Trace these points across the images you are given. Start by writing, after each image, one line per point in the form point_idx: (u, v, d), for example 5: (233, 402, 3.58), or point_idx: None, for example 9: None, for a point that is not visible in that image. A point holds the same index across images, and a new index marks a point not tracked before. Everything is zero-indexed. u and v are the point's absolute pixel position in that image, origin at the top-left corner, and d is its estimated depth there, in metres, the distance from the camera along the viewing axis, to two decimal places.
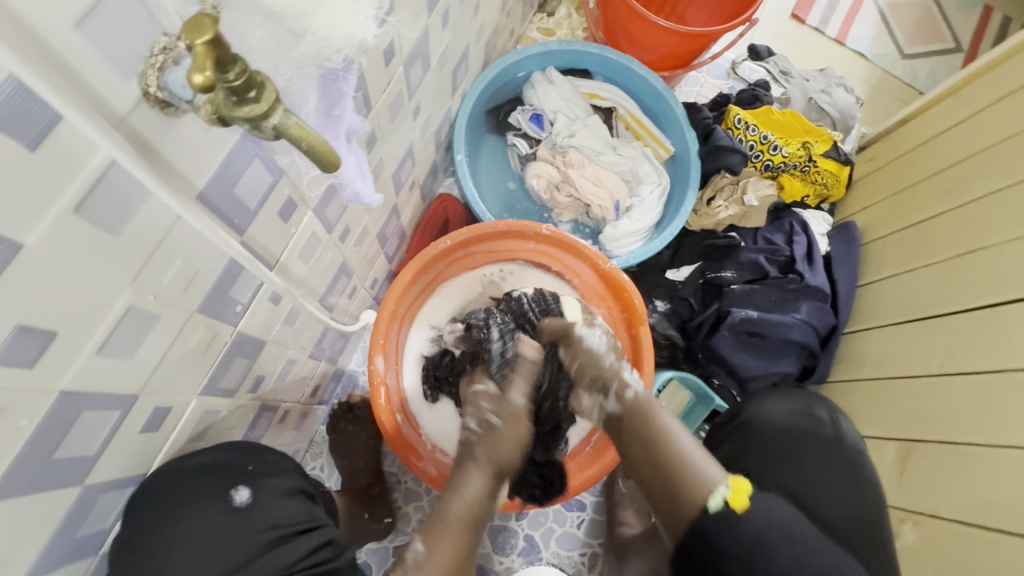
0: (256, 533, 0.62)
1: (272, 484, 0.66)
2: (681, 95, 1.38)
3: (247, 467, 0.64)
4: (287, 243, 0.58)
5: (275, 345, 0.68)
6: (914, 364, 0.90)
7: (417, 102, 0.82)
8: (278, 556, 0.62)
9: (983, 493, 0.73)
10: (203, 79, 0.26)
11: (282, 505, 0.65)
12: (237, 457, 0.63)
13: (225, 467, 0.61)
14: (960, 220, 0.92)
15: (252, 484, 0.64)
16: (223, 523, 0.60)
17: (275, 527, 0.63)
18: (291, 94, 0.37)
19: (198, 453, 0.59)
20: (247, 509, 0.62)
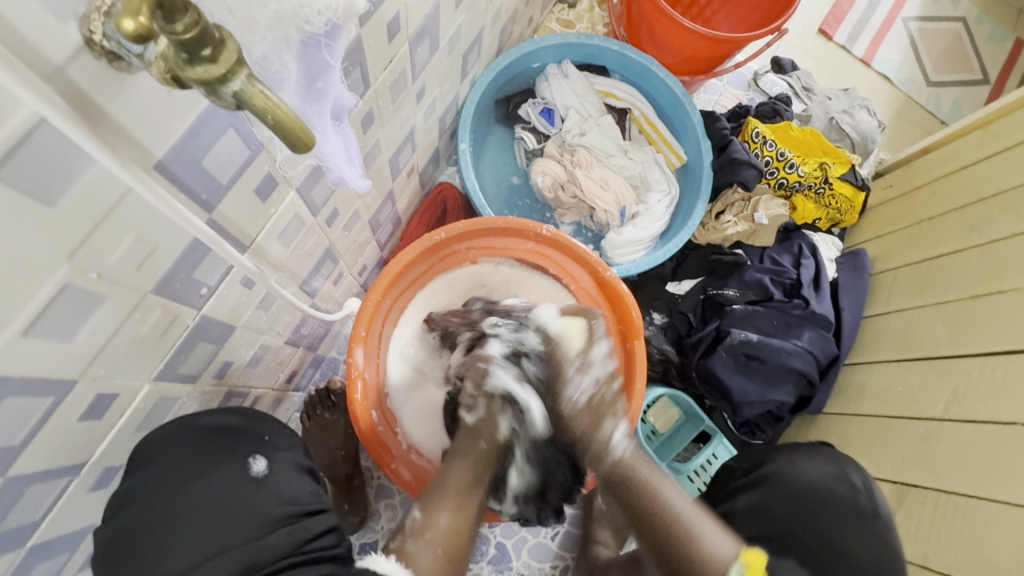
0: (270, 508, 0.58)
1: (285, 457, 0.62)
2: (699, 102, 1.33)
3: (263, 437, 0.62)
4: (264, 224, 0.53)
5: (247, 331, 0.63)
6: (917, 405, 0.87)
7: (422, 84, 0.77)
8: (284, 537, 0.57)
9: (980, 548, 0.70)
10: (134, 25, 0.23)
11: (295, 481, 0.61)
12: (253, 426, 0.62)
13: (235, 434, 0.60)
14: (980, 259, 0.89)
15: (269, 456, 0.61)
16: (239, 492, 0.57)
17: (287, 504, 0.59)
18: (264, 59, 0.33)
19: (215, 413, 0.60)
20: (265, 480, 0.59)
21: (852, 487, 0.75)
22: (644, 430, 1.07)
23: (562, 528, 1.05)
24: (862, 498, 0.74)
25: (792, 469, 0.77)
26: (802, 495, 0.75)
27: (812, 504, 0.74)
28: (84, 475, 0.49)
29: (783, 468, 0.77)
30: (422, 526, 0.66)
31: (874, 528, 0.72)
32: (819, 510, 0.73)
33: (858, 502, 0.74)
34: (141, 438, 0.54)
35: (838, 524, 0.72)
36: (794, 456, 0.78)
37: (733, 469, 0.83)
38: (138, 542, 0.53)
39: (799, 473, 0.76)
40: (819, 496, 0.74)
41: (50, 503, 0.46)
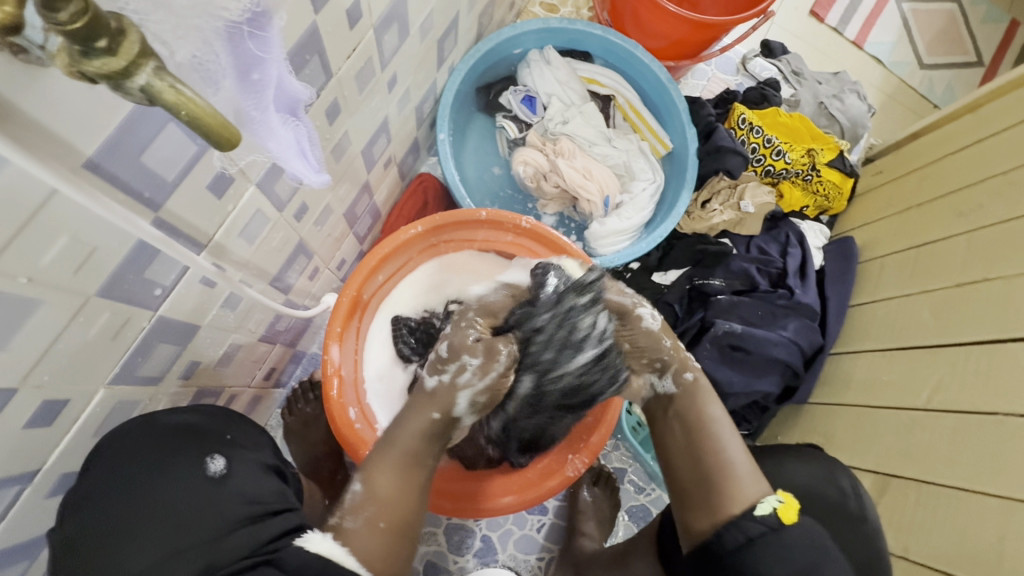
0: (231, 508, 0.56)
1: (250, 455, 0.61)
2: (687, 88, 1.31)
3: (224, 436, 0.60)
4: (222, 221, 0.51)
5: (213, 330, 0.62)
6: (901, 395, 0.86)
7: (393, 72, 0.75)
8: (247, 536, 0.55)
9: (961, 539, 0.70)
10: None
11: (258, 479, 0.59)
12: (215, 425, 0.60)
13: (200, 432, 0.58)
14: (967, 247, 0.87)
15: (228, 454, 0.59)
16: (195, 493, 0.55)
17: (250, 502, 0.57)
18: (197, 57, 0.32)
19: (179, 412, 0.59)
20: (225, 480, 0.57)
21: (840, 490, 0.68)
22: (629, 422, 1.07)
23: (548, 520, 1.05)
24: (849, 500, 0.68)
25: (778, 472, 0.70)
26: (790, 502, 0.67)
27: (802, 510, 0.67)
28: (39, 482, 0.49)
29: (771, 473, 0.69)
30: (361, 499, 0.57)
31: (859, 533, 0.66)
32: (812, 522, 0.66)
33: (848, 506, 0.67)
34: (104, 435, 0.53)
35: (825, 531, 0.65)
36: (782, 461, 0.71)
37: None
38: (93, 544, 0.51)
39: (782, 478, 0.69)
40: (808, 502, 0.67)
41: (3, 510, 0.46)
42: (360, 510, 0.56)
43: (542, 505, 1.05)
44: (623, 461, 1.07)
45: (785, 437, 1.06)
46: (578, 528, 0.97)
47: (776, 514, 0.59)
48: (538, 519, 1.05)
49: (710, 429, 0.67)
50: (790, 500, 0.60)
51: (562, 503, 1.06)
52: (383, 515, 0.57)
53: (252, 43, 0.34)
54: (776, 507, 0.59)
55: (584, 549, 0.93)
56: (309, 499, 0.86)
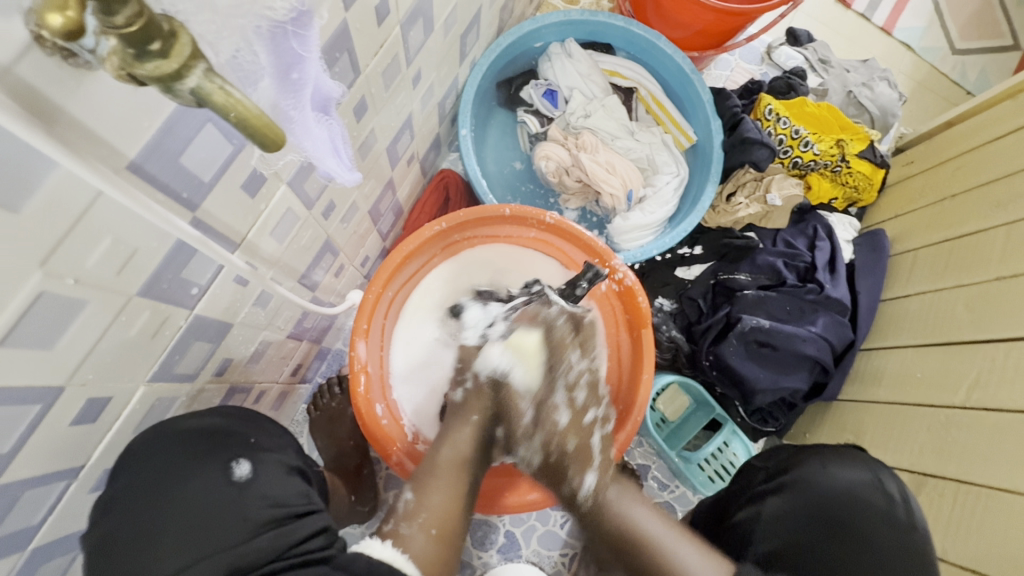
0: (256, 510, 0.56)
1: (273, 458, 0.62)
2: (710, 78, 1.28)
3: (249, 440, 0.62)
4: (255, 221, 0.52)
5: (245, 328, 0.63)
6: (936, 391, 0.84)
7: (417, 68, 0.74)
8: (273, 539, 0.55)
9: (1005, 541, 0.67)
10: (61, 20, 0.22)
11: (282, 482, 0.61)
12: (240, 428, 0.61)
13: (225, 436, 0.59)
14: (1007, 239, 0.84)
15: (253, 458, 0.60)
16: (221, 496, 0.56)
17: (274, 505, 0.58)
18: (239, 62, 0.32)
19: (203, 416, 0.59)
20: (248, 484, 0.58)
21: (888, 496, 0.67)
22: (654, 418, 1.06)
23: (571, 516, 1.05)
24: (897, 509, 0.66)
25: (823, 474, 0.68)
26: (836, 504, 0.66)
27: (849, 513, 0.66)
28: (84, 478, 0.50)
29: (813, 474, 0.69)
30: (415, 507, 0.68)
31: (906, 539, 0.64)
32: (856, 523, 0.65)
33: (895, 514, 0.66)
34: (134, 437, 0.53)
35: (865, 529, 0.65)
36: (827, 461, 0.69)
37: (757, 470, 0.74)
38: (128, 549, 0.51)
39: (828, 480, 0.68)
40: (853, 505, 0.66)
41: (49, 506, 0.47)
42: (415, 517, 0.67)
43: (565, 501, 1.05)
44: (648, 458, 1.07)
45: (814, 436, 1.03)
46: None
47: None
48: (561, 514, 1.05)
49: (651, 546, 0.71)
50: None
51: None
52: (435, 522, 0.67)
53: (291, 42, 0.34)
54: None
55: None
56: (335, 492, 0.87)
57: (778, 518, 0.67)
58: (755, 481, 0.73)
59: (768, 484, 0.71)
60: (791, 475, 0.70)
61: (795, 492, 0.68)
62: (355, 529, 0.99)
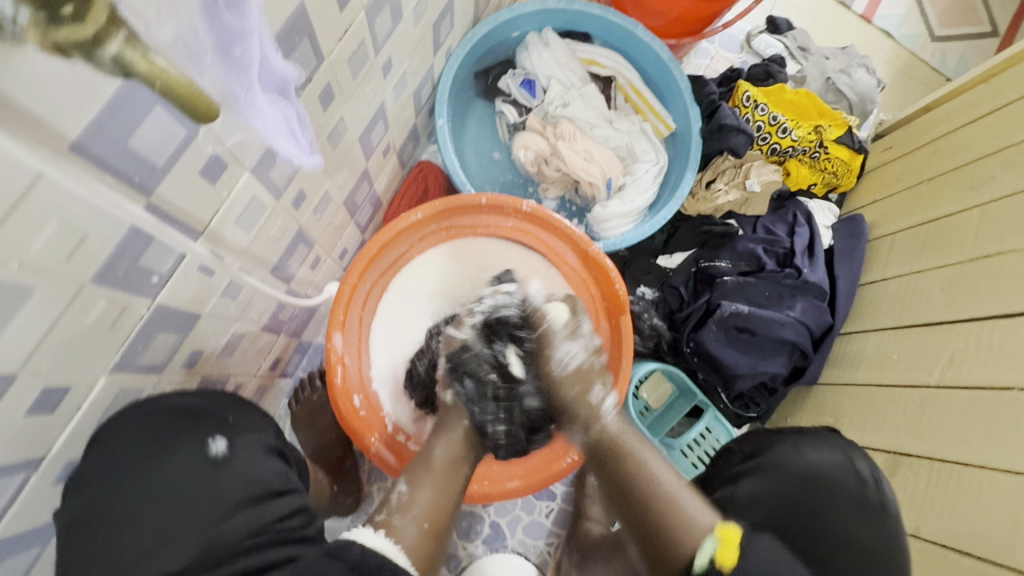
0: (231, 490, 0.56)
1: (251, 437, 0.61)
2: (690, 67, 1.28)
3: (226, 420, 0.61)
4: (218, 208, 0.51)
5: (214, 319, 0.62)
6: (911, 373, 0.85)
7: (387, 56, 0.74)
8: (247, 519, 0.55)
9: (977, 517, 0.68)
10: None
11: (260, 461, 0.60)
12: (216, 408, 0.61)
13: (201, 415, 0.59)
14: (981, 220, 0.85)
15: (230, 437, 0.59)
16: (195, 474, 0.56)
17: (250, 484, 0.57)
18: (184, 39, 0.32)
19: (183, 395, 0.59)
20: (226, 462, 0.58)
21: (858, 476, 0.67)
22: (637, 407, 1.06)
23: (556, 506, 1.05)
24: (868, 488, 0.66)
25: (795, 455, 0.69)
26: (805, 484, 0.67)
27: (815, 491, 0.66)
28: (45, 469, 0.49)
29: (786, 454, 0.70)
30: (408, 501, 0.64)
31: (880, 523, 0.64)
32: (820, 500, 0.66)
33: (866, 494, 0.66)
34: (100, 423, 0.53)
35: (832, 509, 0.65)
36: (799, 441, 0.71)
37: (732, 453, 0.76)
38: (97, 530, 0.52)
39: (800, 461, 0.69)
40: (822, 486, 0.66)
41: (9, 498, 0.47)
42: (408, 510, 0.63)
43: (550, 491, 1.06)
44: None
45: (795, 421, 1.04)
46: (585, 512, 0.97)
47: (715, 560, 0.56)
48: (546, 505, 1.05)
49: (660, 493, 0.64)
50: (731, 536, 0.57)
51: (569, 487, 1.06)
52: (427, 515, 0.63)
53: (227, 16, 0.33)
54: (715, 552, 0.56)
55: (589, 533, 0.93)
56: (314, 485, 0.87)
57: (751, 499, 0.68)
58: (730, 464, 0.75)
59: (744, 465, 0.72)
60: (765, 456, 0.70)
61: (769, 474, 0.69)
62: (338, 523, 0.98)
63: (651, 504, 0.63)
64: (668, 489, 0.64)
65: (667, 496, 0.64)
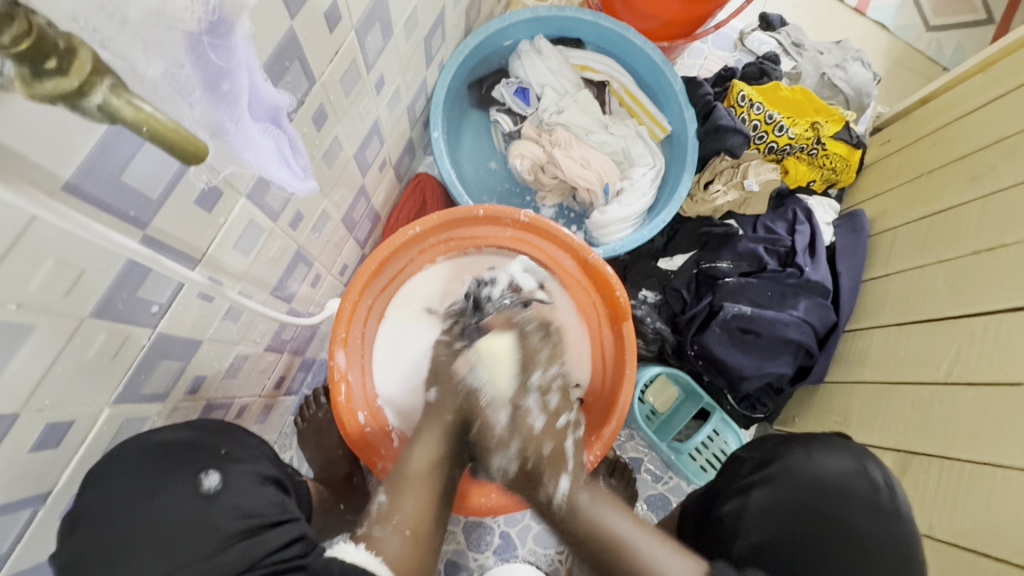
0: (227, 522, 0.56)
1: (243, 469, 0.61)
2: (684, 68, 1.28)
3: (220, 451, 0.60)
4: (214, 235, 0.52)
5: (216, 343, 0.62)
6: (918, 369, 0.84)
7: (380, 73, 0.74)
8: (243, 550, 0.55)
9: (988, 514, 0.67)
10: None
11: (255, 492, 0.60)
12: (209, 439, 0.60)
13: (196, 448, 0.59)
14: (982, 213, 0.84)
15: (223, 469, 0.59)
16: (189, 507, 0.56)
17: (245, 516, 0.58)
18: (173, 79, 0.32)
19: (176, 429, 0.58)
20: (218, 496, 0.58)
21: (870, 483, 0.66)
22: (643, 411, 1.07)
23: None
24: (880, 493, 0.66)
25: (807, 462, 0.68)
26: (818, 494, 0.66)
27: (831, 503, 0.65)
28: (52, 502, 0.49)
29: (798, 462, 0.69)
30: (388, 510, 0.67)
31: (891, 528, 0.64)
32: (838, 513, 0.65)
33: (878, 501, 0.65)
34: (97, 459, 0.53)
35: (852, 519, 0.64)
36: (810, 448, 0.70)
37: (742, 461, 0.75)
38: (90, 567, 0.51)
39: (810, 469, 0.68)
40: (834, 494, 0.66)
41: (17, 533, 0.47)
42: (388, 519, 0.66)
43: None
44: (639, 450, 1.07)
45: (802, 420, 1.03)
46: None
47: None
48: None
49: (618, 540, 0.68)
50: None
51: None
52: (410, 523, 0.66)
53: (213, 53, 0.33)
54: None
55: None
56: (321, 502, 0.86)
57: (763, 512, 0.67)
58: (739, 474, 0.73)
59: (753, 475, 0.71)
60: (776, 464, 0.70)
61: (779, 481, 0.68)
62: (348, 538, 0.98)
63: (620, 561, 0.66)
64: (631, 540, 0.67)
65: (627, 544, 0.67)
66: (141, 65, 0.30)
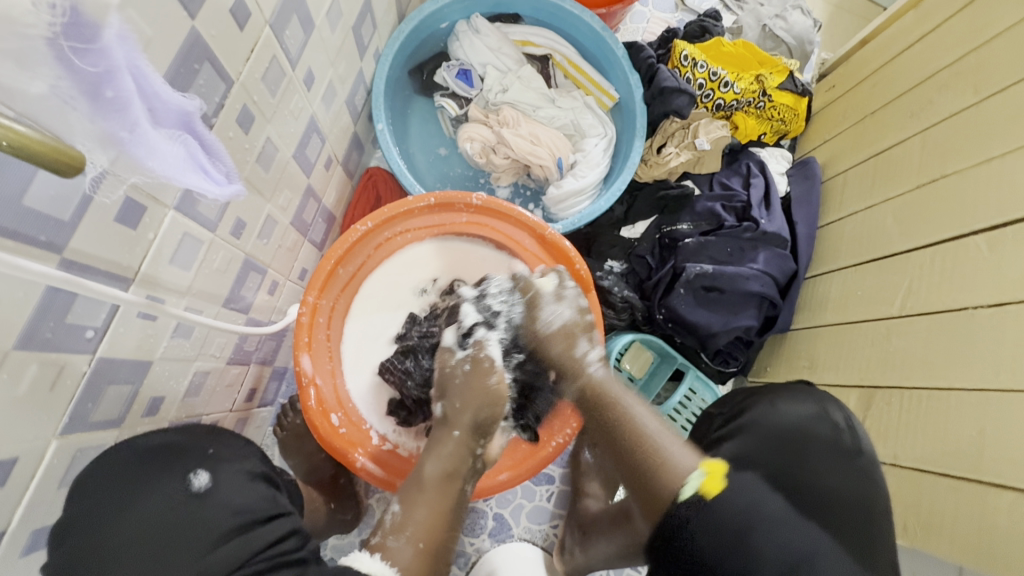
0: (220, 519, 0.56)
1: (232, 467, 0.61)
2: (627, 33, 1.27)
3: (208, 451, 0.61)
4: (145, 252, 0.50)
5: (170, 362, 0.61)
6: (876, 306, 0.86)
7: (308, 67, 0.72)
8: (235, 547, 0.55)
9: (942, 439, 0.70)
10: None
11: (245, 489, 0.60)
12: (197, 443, 0.61)
13: (183, 450, 0.60)
14: (922, 147, 0.86)
15: (213, 468, 0.60)
16: (177, 508, 0.56)
17: (237, 513, 0.58)
18: (58, 96, 0.31)
19: (161, 433, 0.60)
20: (207, 494, 0.58)
21: (834, 426, 0.68)
22: (621, 379, 1.07)
23: (556, 488, 1.06)
24: (842, 436, 0.68)
25: (773, 412, 0.70)
26: (785, 436, 0.67)
27: (796, 444, 0.67)
28: (8, 543, 0.48)
29: (764, 414, 0.70)
30: (402, 521, 0.63)
31: (856, 466, 0.65)
32: (802, 454, 0.66)
33: (842, 441, 0.67)
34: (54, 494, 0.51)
35: (817, 464, 0.65)
36: (775, 401, 0.71)
37: (714, 417, 0.77)
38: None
39: (777, 418, 0.69)
40: (799, 437, 0.67)
41: None
42: (402, 530, 0.62)
43: (548, 475, 1.07)
44: None
45: (773, 369, 1.06)
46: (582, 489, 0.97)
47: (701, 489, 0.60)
48: (546, 488, 1.06)
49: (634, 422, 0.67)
50: (715, 467, 0.62)
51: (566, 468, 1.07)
52: (423, 535, 0.62)
53: (80, 60, 0.30)
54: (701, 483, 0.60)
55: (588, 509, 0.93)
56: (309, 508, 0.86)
57: (736, 461, 0.66)
58: (712, 429, 0.75)
59: (724, 430, 0.72)
60: (746, 417, 0.71)
61: (751, 429, 0.69)
62: (344, 539, 0.98)
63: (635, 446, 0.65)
64: (650, 430, 0.67)
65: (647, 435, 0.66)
66: (20, 81, 0.29)
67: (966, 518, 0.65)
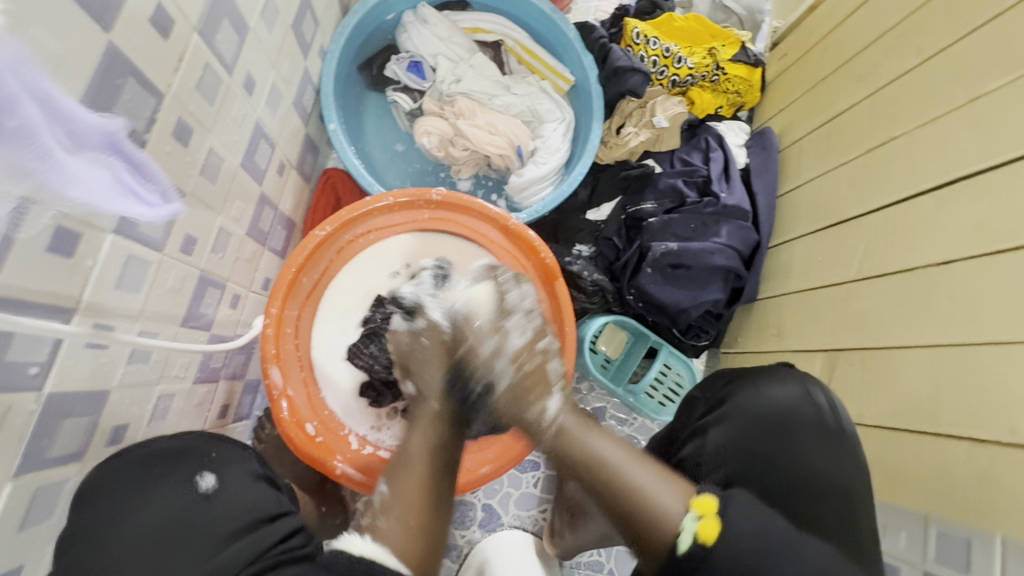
0: (228, 517, 0.58)
1: (239, 468, 0.64)
2: (579, 13, 1.26)
3: (211, 454, 0.63)
4: (86, 280, 0.49)
5: (129, 388, 0.60)
6: (835, 271, 0.88)
7: (247, 72, 0.69)
8: (243, 544, 0.56)
9: (901, 394, 0.73)
10: None
11: (248, 489, 0.62)
12: (199, 446, 0.64)
13: (188, 453, 0.62)
14: (870, 111, 0.88)
15: (218, 470, 0.62)
16: (186, 508, 0.58)
17: (242, 512, 0.59)
18: None
19: (169, 438, 0.63)
20: (214, 494, 0.60)
21: (816, 406, 0.71)
22: (597, 361, 1.09)
23: (542, 473, 1.08)
24: (825, 415, 0.70)
25: (755, 394, 0.72)
26: (771, 419, 0.70)
27: (783, 428, 0.69)
28: None
29: (748, 396, 0.72)
30: (391, 501, 0.62)
31: (841, 446, 0.69)
32: (790, 436, 0.69)
33: (825, 422, 0.70)
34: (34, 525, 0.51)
35: (804, 447, 0.69)
36: (759, 383, 0.73)
37: (696, 404, 0.77)
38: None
39: (760, 400, 0.71)
40: (786, 419, 0.70)
41: None
42: (390, 510, 0.61)
43: (533, 461, 1.09)
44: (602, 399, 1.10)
45: (744, 338, 1.08)
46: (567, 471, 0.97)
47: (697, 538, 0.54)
48: (532, 475, 1.08)
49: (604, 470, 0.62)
50: (708, 505, 0.56)
51: None
52: (413, 513, 0.60)
53: None
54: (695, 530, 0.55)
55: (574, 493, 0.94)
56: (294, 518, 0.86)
57: (722, 450, 0.69)
58: (694, 418, 0.75)
59: (708, 417, 0.73)
60: (727, 403, 0.72)
61: (734, 414, 0.71)
62: None
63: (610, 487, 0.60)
64: (616, 463, 0.62)
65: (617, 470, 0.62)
66: None
67: (924, 468, 0.68)
